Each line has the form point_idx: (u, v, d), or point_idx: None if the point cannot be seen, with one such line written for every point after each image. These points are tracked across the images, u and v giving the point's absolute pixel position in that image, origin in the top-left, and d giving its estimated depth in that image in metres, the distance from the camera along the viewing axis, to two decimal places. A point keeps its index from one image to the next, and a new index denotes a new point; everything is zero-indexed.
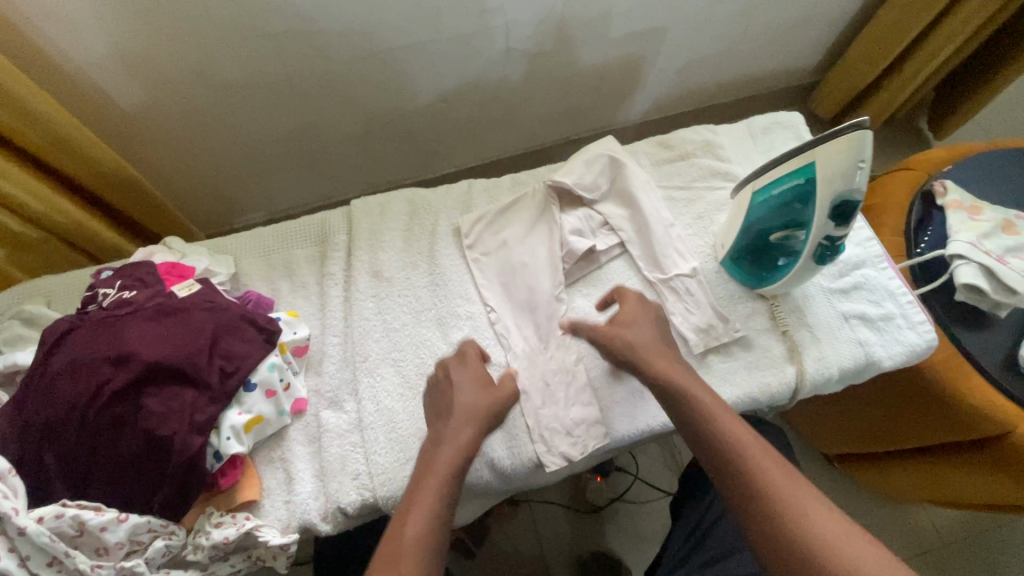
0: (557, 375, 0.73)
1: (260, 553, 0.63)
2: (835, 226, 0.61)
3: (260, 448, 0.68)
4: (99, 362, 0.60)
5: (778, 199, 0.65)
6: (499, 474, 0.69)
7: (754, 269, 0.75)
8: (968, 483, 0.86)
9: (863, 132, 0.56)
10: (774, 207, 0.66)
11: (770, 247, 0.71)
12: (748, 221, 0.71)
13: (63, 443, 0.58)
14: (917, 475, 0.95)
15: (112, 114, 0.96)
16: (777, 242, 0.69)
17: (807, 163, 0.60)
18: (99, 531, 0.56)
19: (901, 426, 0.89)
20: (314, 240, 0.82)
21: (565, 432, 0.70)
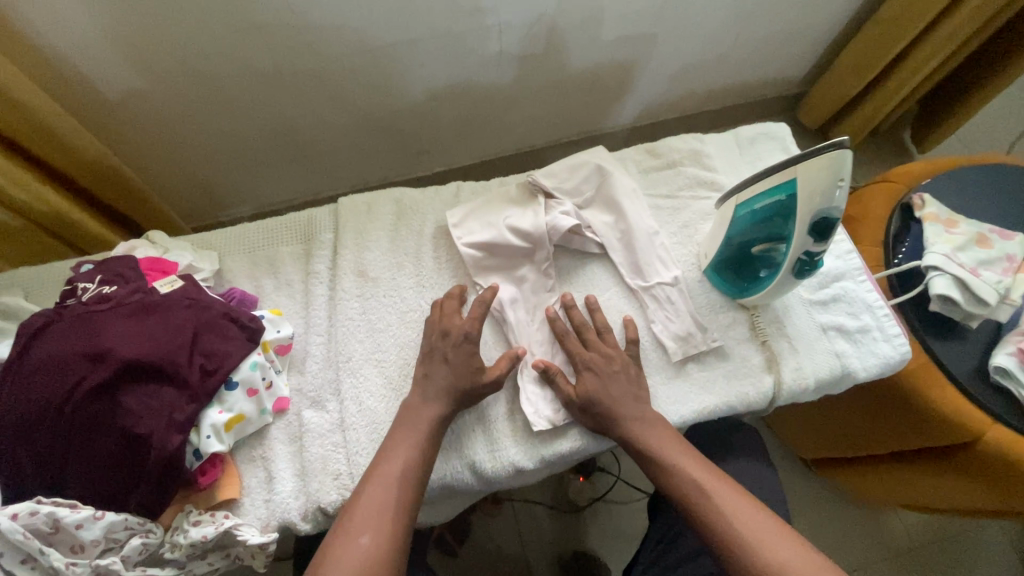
0: (542, 347, 0.76)
1: (238, 552, 0.63)
2: (813, 242, 0.63)
3: (240, 447, 0.68)
4: (76, 359, 0.59)
5: (757, 213, 0.66)
6: (481, 476, 0.70)
7: (737, 282, 0.76)
8: (939, 485, 0.90)
9: (842, 152, 0.58)
10: (754, 220, 0.67)
11: (752, 259, 0.72)
12: (730, 235, 0.72)
13: (38, 439, 0.57)
14: (891, 480, 0.99)
15: (96, 102, 0.94)
16: (760, 255, 0.71)
17: (789, 180, 0.61)
18: (74, 529, 0.56)
19: (877, 431, 0.92)
20: (299, 238, 0.82)
21: (548, 397, 0.72)
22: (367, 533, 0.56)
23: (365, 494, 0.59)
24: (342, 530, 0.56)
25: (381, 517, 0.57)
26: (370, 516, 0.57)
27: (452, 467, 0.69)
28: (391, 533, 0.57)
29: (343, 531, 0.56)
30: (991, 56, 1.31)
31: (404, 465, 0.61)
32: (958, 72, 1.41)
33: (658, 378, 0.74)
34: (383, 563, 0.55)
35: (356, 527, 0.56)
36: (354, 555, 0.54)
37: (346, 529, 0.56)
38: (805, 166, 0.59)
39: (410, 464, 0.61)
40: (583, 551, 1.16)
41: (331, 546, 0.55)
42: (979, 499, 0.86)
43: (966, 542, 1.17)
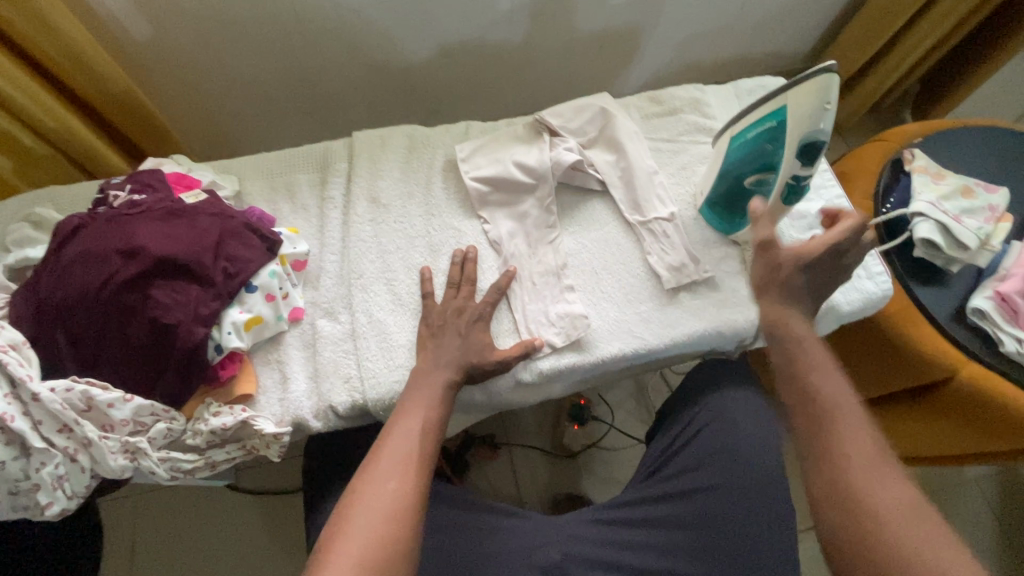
0: (544, 275, 0.80)
1: (254, 443, 0.67)
2: (801, 165, 0.69)
3: (257, 350, 0.73)
4: (110, 254, 0.63)
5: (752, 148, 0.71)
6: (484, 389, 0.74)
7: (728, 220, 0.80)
8: (918, 427, 0.94)
9: (829, 76, 0.63)
10: (748, 150, 0.71)
11: (745, 193, 0.76)
12: (723, 174, 0.76)
13: (73, 323, 0.62)
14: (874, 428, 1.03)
15: (122, 40, 0.98)
16: (752, 187, 0.75)
17: (779, 107, 0.66)
18: (106, 407, 0.60)
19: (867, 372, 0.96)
20: (316, 167, 0.86)
21: (549, 323, 0.76)
22: (395, 479, 0.57)
23: (391, 442, 0.61)
24: (369, 475, 0.58)
25: (406, 465, 0.59)
26: (394, 464, 0.59)
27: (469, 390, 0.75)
28: (417, 479, 0.58)
29: (370, 474, 0.58)
30: (990, 32, 1.34)
31: (423, 419, 0.63)
32: (958, 49, 1.44)
33: (651, 305, 0.79)
34: (408, 507, 0.56)
35: (384, 471, 0.58)
36: (381, 498, 0.56)
37: (372, 475, 0.58)
38: (795, 92, 0.64)
39: (431, 414, 0.64)
40: (577, 494, 1.21)
41: (356, 488, 0.57)
42: (954, 440, 0.91)
43: (944, 498, 1.22)
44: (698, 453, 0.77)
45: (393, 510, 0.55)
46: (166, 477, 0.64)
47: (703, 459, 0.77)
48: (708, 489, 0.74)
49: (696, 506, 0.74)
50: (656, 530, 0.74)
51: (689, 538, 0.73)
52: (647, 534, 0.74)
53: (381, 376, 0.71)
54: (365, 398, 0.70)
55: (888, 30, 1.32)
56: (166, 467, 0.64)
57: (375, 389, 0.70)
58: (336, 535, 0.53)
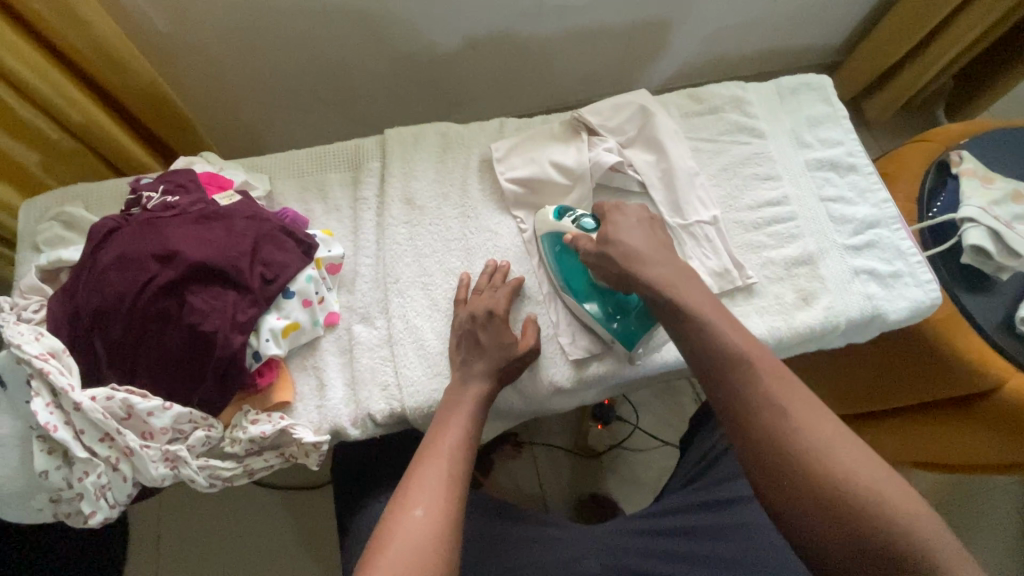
0: None
1: (292, 451, 0.66)
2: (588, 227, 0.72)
3: (294, 356, 0.71)
4: (147, 258, 0.62)
5: (555, 252, 0.75)
6: (521, 391, 0.73)
7: (628, 322, 0.71)
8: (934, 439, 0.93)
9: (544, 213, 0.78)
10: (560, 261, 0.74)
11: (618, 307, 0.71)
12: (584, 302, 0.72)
13: (112, 330, 0.61)
14: (888, 437, 1.01)
15: (145, 32, 0.95)
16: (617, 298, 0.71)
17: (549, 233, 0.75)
18: (146, 415, 0.59)
19: (886, 383, 0.94)
20: (348, 166, 0.84)
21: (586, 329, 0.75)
22: (422, 505, 0.52)
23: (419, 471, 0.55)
24: (397, 506, 0.53)
25: (440, 492, 0.54)
26: (425, 490, 0.54)
27: None
28: (448, 504, 0.53)
29: (395, 504, 0.53)
30: None
31: (456, 446, 0.58)
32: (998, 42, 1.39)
33: None
34: (441, 534, 0.50)
35: (410, 499, 0.53)
36: (409, 529, 0.50)
37: (399, 503, 0.53)
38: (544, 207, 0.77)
39: (459, 433, 0.60)
40: (601, 495, 1.21)
41: (385, 521, 0.52)
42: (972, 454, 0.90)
43: (969, 504, 1.21)
44: (736, 463, 0.79)
45: (425, 542, 0.50)
46: (205, 484, 0.63)
47: (742, 470, 0.78)
48: (747, 499, 0.74)
49: (737, 517, 0.73)
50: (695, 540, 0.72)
51: (729, 549, 0.70)
52: (686, 544, 0.72)
53: (419, 384, 0.70)
54: (403, 406, 0.69)
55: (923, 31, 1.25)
56: (205, 475, 0.63)
57: (413, 397, 0.69)
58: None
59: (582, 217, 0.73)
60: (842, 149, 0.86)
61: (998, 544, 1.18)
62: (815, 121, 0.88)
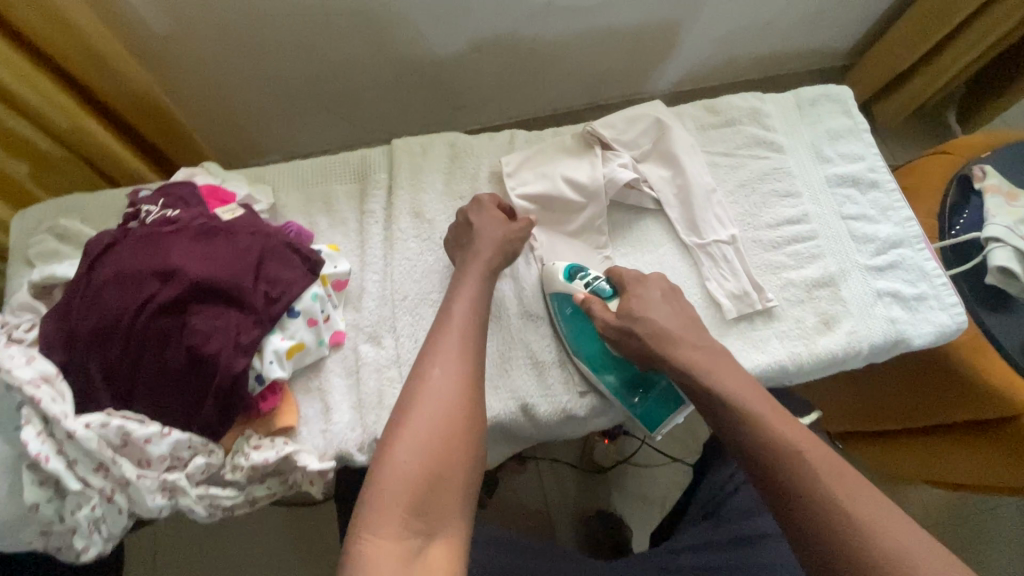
0: None
1: (296, 478, 0.64)
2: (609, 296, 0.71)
3: (297, 378, 0.69)
4: (145, 276, 0.59)
5: (567, 314, 0.73)
6: (500, 335, 0.73)
7: (649, 399, 0.70)
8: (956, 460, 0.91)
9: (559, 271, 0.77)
10: (575, 328, 0.72)
11: (636, 381, 0.70)
12: (601, 373, 0.70)
13: (108, 352, 0.58)
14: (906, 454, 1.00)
15: (141, 35, 0.92)
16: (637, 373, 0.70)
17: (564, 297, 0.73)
18: (143, 443, 0.56)
19: (904, 405, 0.92)
20: (354, 177, 0.81)
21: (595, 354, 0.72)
22: (439, 367, 0.58)
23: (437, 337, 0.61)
24: (415, 369, 0.59)
25: (455, 357, 0.60)
26: (443, 356, 0.59)
27: (506, 405, 0.69)
28: (463, 371, 0.59)
29: (417, 367, 0.59)
30: None
31: (465, 317, 0.64)
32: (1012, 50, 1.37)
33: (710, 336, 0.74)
34: (457, 394, 0.56)
35: (428, 360, 0.59)
36: (429, 386, 0.57)
37: (421, 365, 0.59)
38: (554, 263, 0.75)
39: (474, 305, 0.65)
40: (607, 511, 1.18)
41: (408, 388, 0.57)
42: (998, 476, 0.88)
43: (981, 519, 1.19)
44: (751, 503, 0.77)
45: (446, 401, 0.56)
46: (204, 514, 0.60)
47: (758, 508, 0.76)
48: (764, 536, 0.71)
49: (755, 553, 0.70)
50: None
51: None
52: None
53: None
54: None
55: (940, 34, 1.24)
56: (205, 504, 0.60)
57: None
58: (393, 433, 0.54)
59: (597, 281, 0.72)
60: (863, 165, 0.84)
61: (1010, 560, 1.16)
62: (834, 134, 0.86)
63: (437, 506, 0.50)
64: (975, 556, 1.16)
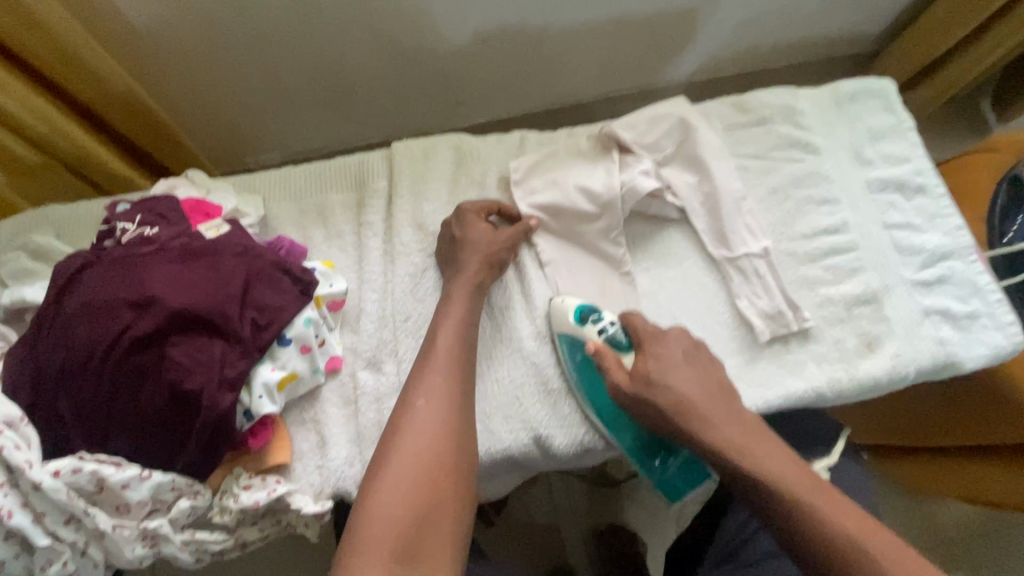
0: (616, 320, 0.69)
1: (290, 519, 0.59)
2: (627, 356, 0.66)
3: (291, 408, 0.63)
4: (119, 305, 0.54)
5: (577, 364, 0.66)
6: (495, 322, 0.69)
7: (673, 469, 0.68)
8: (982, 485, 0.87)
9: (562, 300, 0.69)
10: (591, 385, 0.66)
11: (655, 449, 0.67)
12: (621, 437, 0.65)
13: (79, 390, 0.53)
14: (926, 473, 0.95)
15: (122, 28, 0.85)
16: (658, 442, 0.67)
17: (581, 348, 0.65)
18: (120, 489, 0.51)
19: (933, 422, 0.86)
20: (350, 184, 0.75)
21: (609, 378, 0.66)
22: (422, 397, 0.57)
23: (421, 366, 0.59)
24: (401, 399, 0.57)
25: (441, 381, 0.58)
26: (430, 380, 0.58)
27: (518, 438, 0.64)
28: (449, 395, 0.57)
29: (403, 399, 0.57)
30: None
31: (455, 337, 0.61)
32: None
33: (740, 359, 0.68)
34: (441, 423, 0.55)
35: (413, 391, 0.57)
36: (413, 418, 0.55)
37: (406, 397, 0.57)
38: (565, 299, 0.67)
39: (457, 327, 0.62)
40: (620, 527, 1.10)
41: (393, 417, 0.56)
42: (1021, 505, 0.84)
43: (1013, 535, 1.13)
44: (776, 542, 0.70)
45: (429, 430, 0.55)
46: (191, 560, 0.56)
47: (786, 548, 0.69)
48: None
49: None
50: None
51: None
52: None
53: None
54: None
55: (971, 24, 1.15)
56: (191, 550, 0.56)
57: None
58: (376, 471, 0.53)
59: (616, 333, 0.65)
60: (908, 168, 0.76)
61: None
62: (876, 133, 0.79)
63: (423, 547, 0.50)
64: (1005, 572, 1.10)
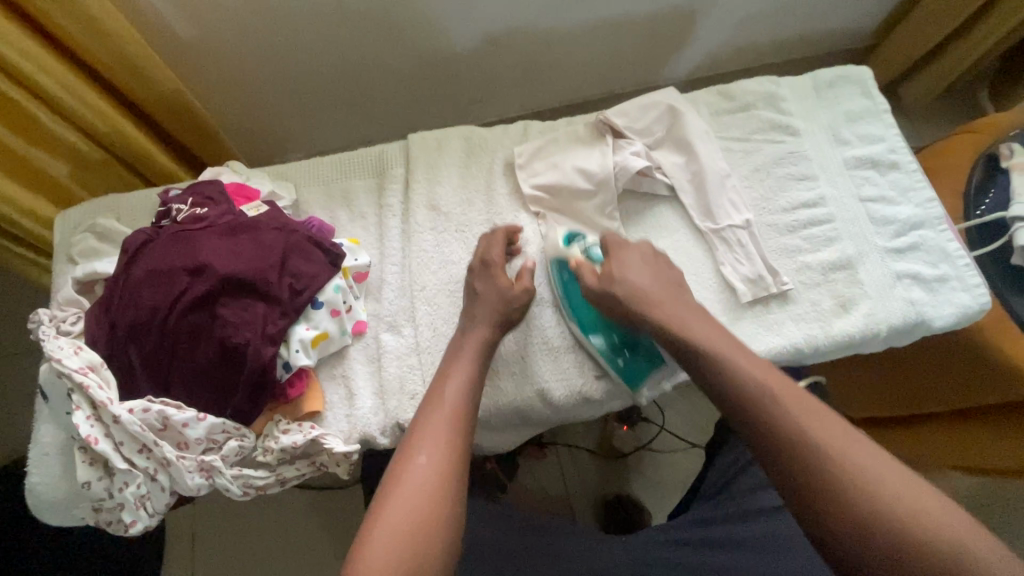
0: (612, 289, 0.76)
1: (323, 460, 0.67)
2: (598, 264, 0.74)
3: (323, 365, 0.72)
4: (179, 271, 0.63)
5: (563, 279, 0.75)
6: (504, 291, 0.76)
7: (635, 359, 0.72)
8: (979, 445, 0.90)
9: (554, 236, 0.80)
10: (568, 290, 0.74)
11: (624, 346, 0.72)
12: (591, 336, 0.72)
13: (146, 343, 0.62)
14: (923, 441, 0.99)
15: (168, 40, 0.96)
16: (627, 339, 0.72)
17: (559, 260, 0.75)
18: (181, 426, 0.60)
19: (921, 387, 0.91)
20: (372, 172, 0.84)
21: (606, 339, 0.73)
22: (425, 452, 0.56)
23: (425, 419, 0.59)
24: (402, 451, 0.57)
25: (442, 436, 0.57)
26: (430, 435, 0.57)
27: (522, 393, 0.71)
28: (451, 453, 0.56)
29: (404, 451, 0.57)
30: None
31: (460, 392, 0.61)
32: None
33: (724, 319, 0.74)
34: (440, 482, 0.54)
35: (414, 446, 0.57)
36: (412, 471, 0.54)
37: (406, 451, 0.57)
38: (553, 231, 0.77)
39: (466, 381, 0.62)
40: (628, 497, 1.18)
41: (393, 468, 0.56)
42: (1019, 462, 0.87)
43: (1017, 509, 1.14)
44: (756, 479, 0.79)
45: (425, 485, 0.53)
46: (239, 493, 0.64)
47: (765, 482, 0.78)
48: (774, 509, 0.75)
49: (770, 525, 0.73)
50: (733, 552, 0.71)
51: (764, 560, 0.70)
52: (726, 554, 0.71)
53: None
54: None
55: (955, 20, 1.20)
56: (239, 484, 0.64)
57: None
58: (371, 526, 0.51)
59: (591, 246, 0.75)
60: (882, 146, 0.82)
61: None
62: (853, 116, 0.85)
63: None
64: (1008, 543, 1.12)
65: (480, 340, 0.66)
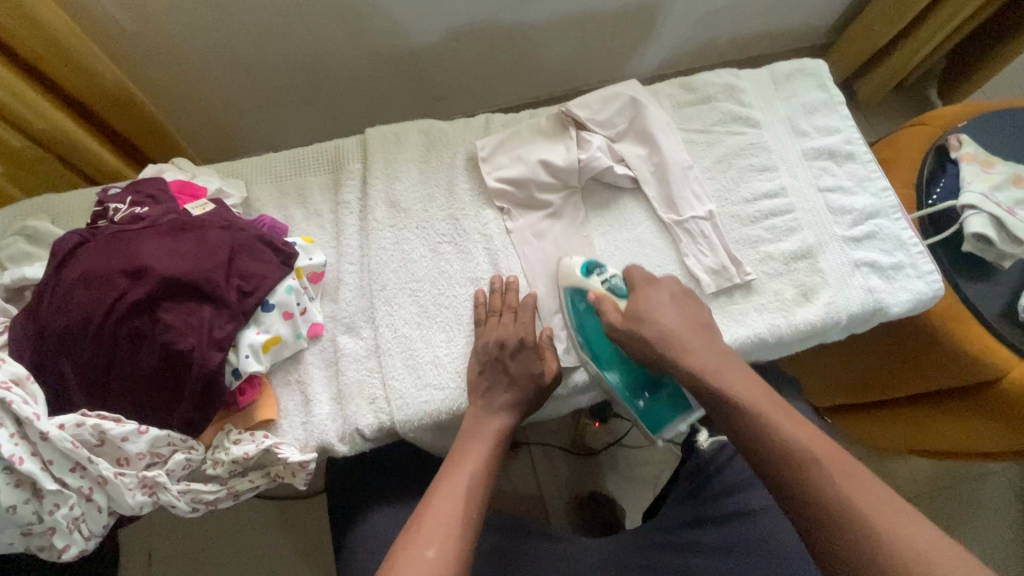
0: None
1: (278, 470, 0.64)
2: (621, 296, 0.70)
3: (276, 371, 0.69)
4: (114, 275, 0.59)
5: (580, 314, 0.71)
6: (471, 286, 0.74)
7: (657, 400, 0.69)
8: (937, 427, 0.91)
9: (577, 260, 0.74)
10: (584, 325, 0.71)
11: (645, 381, 0.70)
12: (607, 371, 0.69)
13: (80, 354, 0.58)
14: (888, 425, 1.00)
15: (111, 31, 0.90)
16: (652, 377, 0.69)
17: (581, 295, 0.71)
18: (120, 441, 0.56)
19: (883, 374, 0.93)
20: (328, 167, 0.81)
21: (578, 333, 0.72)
22: (434, 545, 0.49)
23: (428, 510, 0.52)
24: (404, 542, 0.50)
25: (448, 530, 0.50)
26: (436, 527, 0.50)
27: None
28: (460, 546, 0.50)
29: (406, 541, 0.50)
30: None
31: (471, 481, 0.55)
32: None
33: None
34: None
35: (421, 537, 0.49)
36: (416, 567, 0.47)
37: (408, 540, 0.50)
38: (571, 259, 0.73)
39: (479, 466, 0.57)
40: (602, 493, 1.18)
41: (389, 560, 0.49)
42: (976, 441, 0.88)
43: (971, 490, 1.18)
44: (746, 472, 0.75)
45: None
46: (187, 509, 0.60)
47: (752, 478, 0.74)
48: (756, 512, 0.70)
49: (749, 531, 0.69)
50: (718, 557, 0.68)
51: (743, 567, 0.66)
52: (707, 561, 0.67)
53: (409, 396, 0.67)
54: (392, 419, 0.66)
55: (904, 20, 1.23)
56: (187, 500, 0.60)
57: (403, 410, 0.66)
58: None
59: (614, 280, 0.70)
60: (839, 137, 0.83)
61: (1000, 529, 1.15)
62: (810, 108, 0.86)
63: None
64: (967, 521, 1.15)
65: (495, 429, 0.61)
